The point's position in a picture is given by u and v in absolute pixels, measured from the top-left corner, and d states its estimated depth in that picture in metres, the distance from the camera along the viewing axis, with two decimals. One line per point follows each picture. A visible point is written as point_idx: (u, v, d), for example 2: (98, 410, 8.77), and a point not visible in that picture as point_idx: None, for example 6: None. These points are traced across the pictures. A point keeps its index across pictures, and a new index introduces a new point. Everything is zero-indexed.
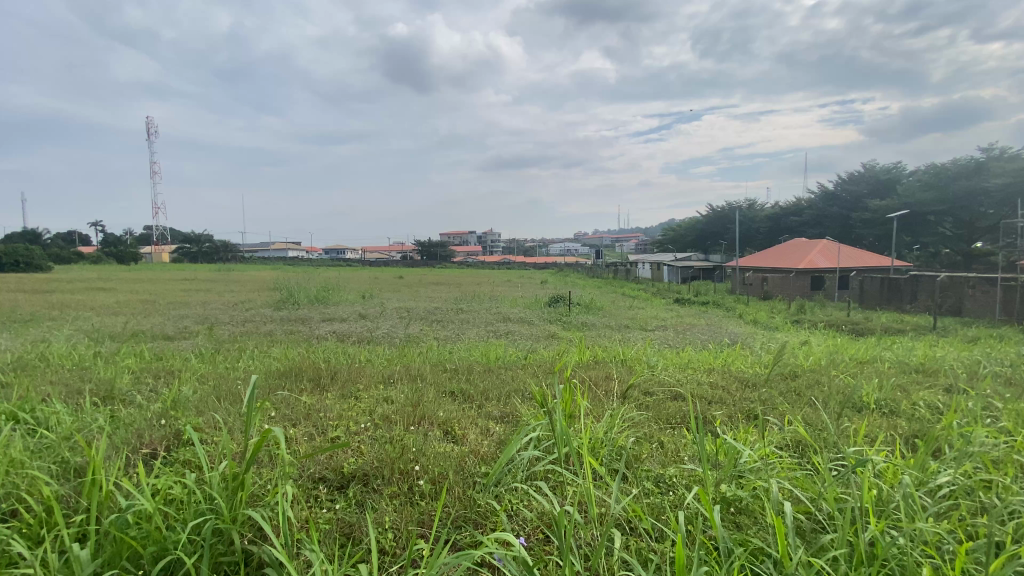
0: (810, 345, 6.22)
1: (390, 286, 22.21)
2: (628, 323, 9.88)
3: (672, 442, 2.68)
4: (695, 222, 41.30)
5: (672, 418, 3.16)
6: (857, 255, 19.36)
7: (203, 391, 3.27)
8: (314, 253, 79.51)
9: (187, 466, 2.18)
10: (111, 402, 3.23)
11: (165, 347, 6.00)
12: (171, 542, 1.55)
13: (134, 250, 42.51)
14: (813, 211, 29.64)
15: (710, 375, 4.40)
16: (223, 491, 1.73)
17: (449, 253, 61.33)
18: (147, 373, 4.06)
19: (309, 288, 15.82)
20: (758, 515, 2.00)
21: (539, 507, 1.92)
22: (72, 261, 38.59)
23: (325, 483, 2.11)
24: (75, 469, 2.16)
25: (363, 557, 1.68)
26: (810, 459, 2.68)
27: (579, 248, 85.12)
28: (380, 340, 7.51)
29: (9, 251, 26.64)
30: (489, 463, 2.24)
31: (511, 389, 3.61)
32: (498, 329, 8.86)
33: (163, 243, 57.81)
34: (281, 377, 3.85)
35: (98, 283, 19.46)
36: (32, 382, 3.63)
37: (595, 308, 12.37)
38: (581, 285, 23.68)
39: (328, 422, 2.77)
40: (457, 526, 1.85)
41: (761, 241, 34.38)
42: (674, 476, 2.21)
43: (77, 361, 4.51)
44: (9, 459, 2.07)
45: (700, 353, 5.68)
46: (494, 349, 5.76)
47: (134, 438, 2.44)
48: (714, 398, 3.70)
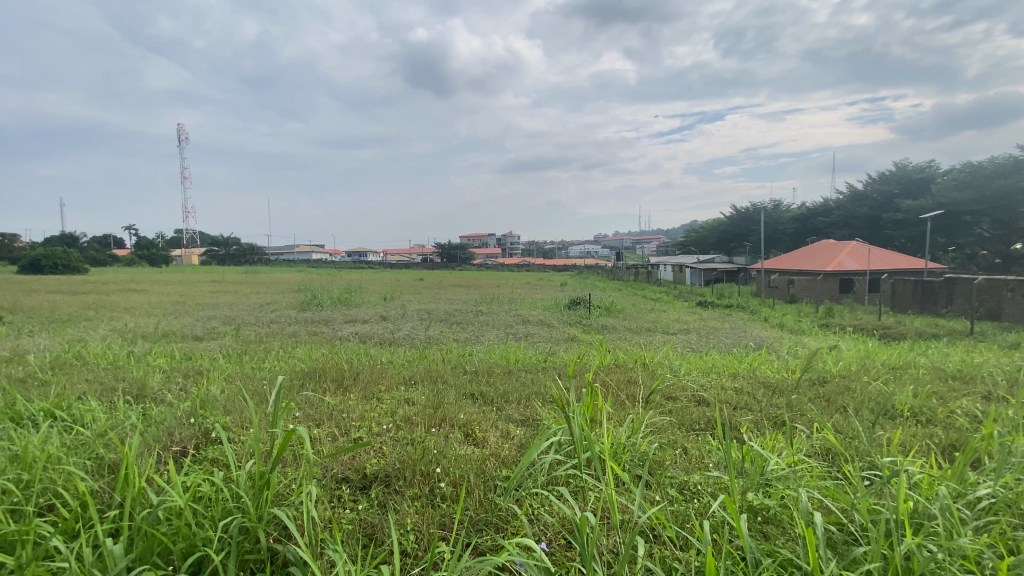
0: (839, 350, 6.04)
1: (411, 288, 22.36)
2: (650, 326, 9.82)
3: (695, 448, 2.64)
4: (717, 223, 40.63)
5: (695, 423, 3.11)
6: (888, 257, 18.76)
7: (230, 390, 3.35)
8: (336, 255, 81.18)
9: (215, 464, 2.23)
10: (143, 400, 3.33)
11: (193, 347, 6.18)
12: (200, 539, 1.59)
13: (165, 253, 44.21)
14: (842, 211, 28.82)
15: (735, 380, 4.31)
16: (250, 490, 1.75)
17: (468, 255, 61.77)
18: (177, 372, 4.18)
19: (333, 289, 16.24)
20: (787, 525, 1.95)
21: (560, 513, 1.89)
22: (107, 263, 40.12)
23: (348, 483, 2.12)
24: (109, 465, 2.23)
25: (386, 558, 1.68)
26: (840, 469, 2.60)
27: (600, 250, 84.55)
28: (402, 341, 7.62)
29: (47, 254, 27.82)
30: (511, 467, 2.23)
31: (531, 392, 3.61)
32: (518, 331, 8.90)
33: (193, 245, 59.46)
34: (306, 377, 3.91)
35: (131, 285, 20.19)
36: (69, 380, 3.77)
37: (615, 310, 12.29)
38: (601, 287, 23.60)
39: (352, 423, 2.80)
40: (478, 529, 1.84)
41: (787, 243, 33.55)
42: (700, 484, 2.17)
43: (112, 359, 4.71)
44: (47, 454, 2.16)
45: (724, 358, 5.57)
46: (514, 351, 5.73)
47: (165, 436, 2.51)
48: (739, 404, 3.62)
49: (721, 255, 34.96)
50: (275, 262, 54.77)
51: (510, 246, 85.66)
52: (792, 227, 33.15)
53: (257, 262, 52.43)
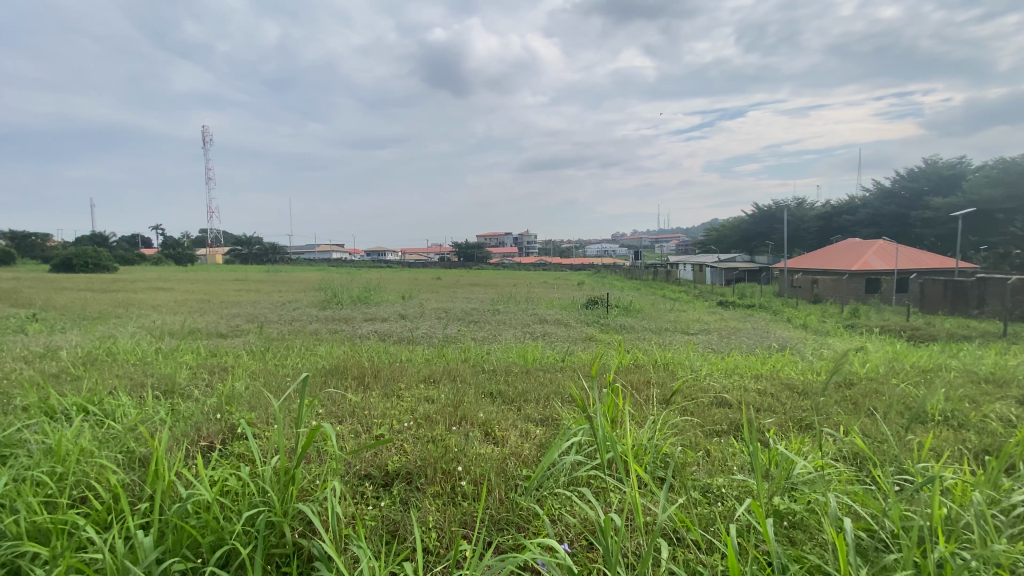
0: (867, 352, 5.86)
1: (428, 287, 22.46)
2: (670, 326, 9.71)
3: (719, 450, 2.59)
4: (738, 221, 39.96)
5: (717, 424, 3.05)
6: (917, 256, 18.21)
7: (254, 387, 3.41)
8: (355, 254, 82.23)
9: (242, 459, 2.27)
10: (171, 396, 3.41)
11: (217, 344, 6.30)
12: (227, 533, 1.62)
13: (191, 252, 45.38)
14: (868, 209, 28.09)
15: (758, 382, 4.23)
16: (275, 485, 1.78)
17: (485, 254, 61.96)
18: (204, 368, 4.28)
19: (353, 288, 16.46)
20: (814, 530, 1.90)
21: (582, 513, 1.88)
22: (135, 262, 41.37)
23: (370, 480, 2.14)
24: (139, 458, 2.29)
25: (409, 555, 1.69)
26: (870, 474, 2.53)
27: (617, 249, 83.92)
28: (421, 340, 7.68)
29: (78, 254, 28.81)
30: (532, 467, 2.22)
31: (550, 391, 3.59)
32: (536, 330, 8.88)
33: (218, 245, 60.84)
34: (328, 375, 3.97)
35: (158, 283, 20.80)
36: (100, 375, 3.88)
37: (634, 310, 12.19)
38: (619, 287, 23.28)
39: (373, 420, 2.84)
40: (500, 529, 1.84)
41: (811, 242, 32.76)
42: (724, 487, 2.13)
43: (141, 355, 4.84)
44: (80, 448, 2.23)
45: (746, 359, 5.47)
46: (531, 350, 5.70)
47: (192, 431, 2.56)
48: (763, 405, 3.55)
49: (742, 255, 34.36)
50: (295, 261, 55.75)
51: (527, 245, 85.40)
52: (816, 225, 32.37)
53: (279, 261, 53.40)
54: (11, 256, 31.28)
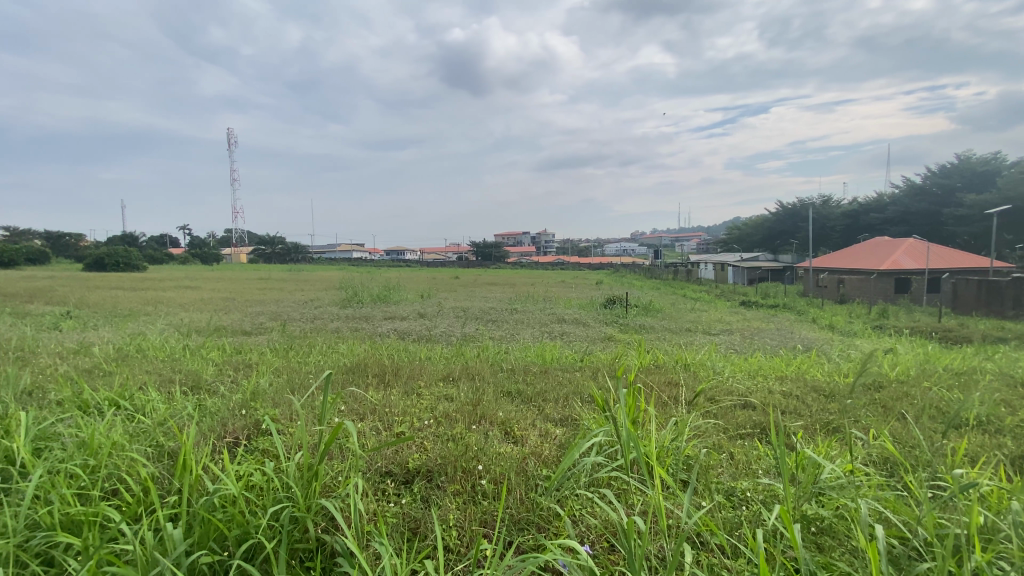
0: (897, 354, 5.68)
1: (447, 286, 22.61)
2: (690, 325, 9.58)
3: (744, 453, 2.53)
4: (761, 220, 39.20)
5: (741, 427, 2.99)
6: (949, 255, 17.59)
7: (278, 384, 3.47)
8: (374, 253, 83.27)
9: (266, 453, 2.31)
10: (198, 392, 3.50)
11: (241, 342, 6.43)
12: (253, 527, 1.64)
13: (216, 251, 46.55)
14: (897, 207, 27.26)
15: (782, 383, 4.14)
16: (298, 481, 1.80)
17: (503, 253, 62.10)
18: (229, 365, 4.38)
19: (372, 287, 16.62)
20: (844, 537, 1.84)
21: (603, 514, 1.85)
22: (164, 261, 42.63)
23: (392, 477, 2.15)
24: (167, 452, 2.34)
25: (430, 553, 1.69)
26: (901, 480, 2.44)
27: (636, 249, 83.13)
28: (439, 338, 7.73)
29: (110, 253, 29.85)
30: (552, 467, 2.20)
31: (569, 391, 3.57)
32: (554, 330, 8.85)
33: (242, 245, 62.24)
34: (349, 372, 4.02)
35: (185, 282, 21.36)
36: (131, 371, 4.01)
37: (653, 309, 12.06)
38: (639, 287, 22.12)
39: (394, 417, 2.86)
40: (520, 528, 1.83)
41: (837, 241, 31.93)
42: (748, 491, 2.08)
43: (170, 352, 4.98)
44: (112, 442, 2.30)
45: (769, 359, 5.37)
46: (550, 350, 5.67)
47: (219, 426, 2.62)
48: (788, 407, 3.47)
49: (765, 254, 33.68)
50: (316, 260, 56.75)
51: (545, 244, 85.22)
52: (843, 223, 31.51)
53: (301, 260, 54.43)
54: (49, 255, 32.60)
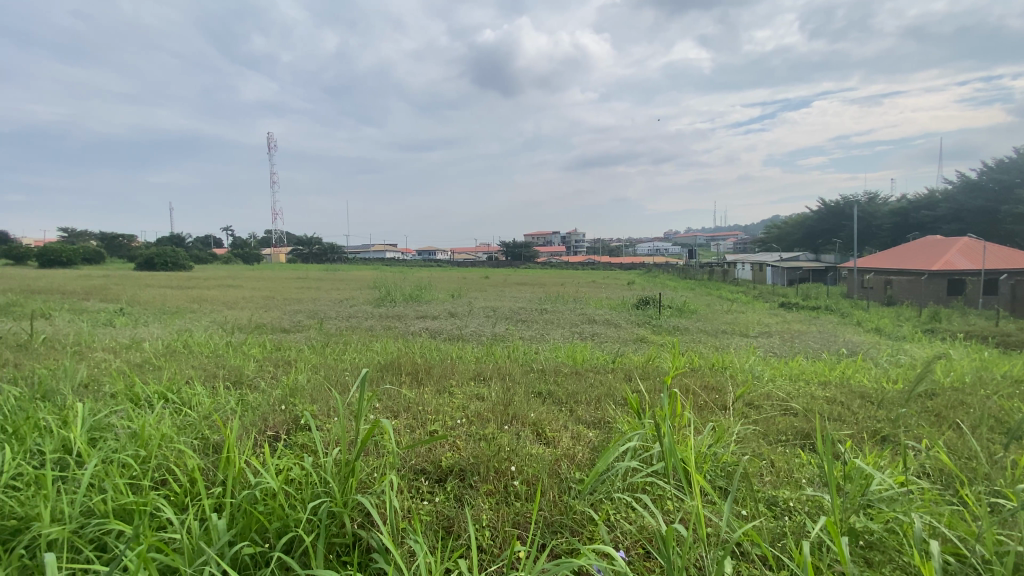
0: (950, 360, 5.35)
1: (477, 286, 22.78)
2: (727, 328, 9.30)
3: (785, 461, 2.45)
4: (802, 218, 37.76)
5: (781, 434, 2.88)
6: (1009, 255, 16.48)
7: (316, 380, 3.57)
8: (406, 253, 84.80)
9: (304, 449, 2.37)
10: (240, 386, 3.64)
11: (281, 339, 6.64)
12: (292, 520, 1.69)
13: (257, 252, 48.42)
14: (951, 204, 25.76)
15: (826, 389, 3.96)
16: (336, 476, 1.84)
17: (533, 253, 62.13)
18: (269, 361, 4.52)
19: (405, 287, 16.84)
20: (895, 552, 1.74)
21: (638, 520, 1.82)
22: (208, 261, 44.61)
23: (425, 475, 2.17)
24: (212, 445, 2.44)
25: (464, 553, 1.70)
26: (957, 493, 2.30)
27: (669, 249, 81.45)
28: (470, 338, 7.77)
29: (159, 254, 31.43)
30: (585, 470, 2.17)
31: (602, 393, 3.52)
32: (584, 330, 8.75)
33: (281, 245, 64.18)
34: (383, 370, 4.08)
35: (227, 282, 22.26)
36: (179, 365, 4.21)
37: (688, 311, 11.79)
38: (673, 288, 22.17)
39: (427, 415, 2.89)
40: (554, 531, 1.81)
41: (884, 240, 30.41)
42: (792, 501, 2.00)
43: (213, 348, 5.19)
44: (162, 433, 2.41)
45: (812, 364, 5.14)
46: (581, 350, 5.63)
47: (261, 421, 2.71)
48: (832, 414, 3.33)
49: (806, 254, 32.42)
50: (350, 259, 58.14)
51: (575, 245, 84.58)
52: (890, 222, 30.03)
53: (337, 259, 55.95)
54: (104, 255, 34.53)
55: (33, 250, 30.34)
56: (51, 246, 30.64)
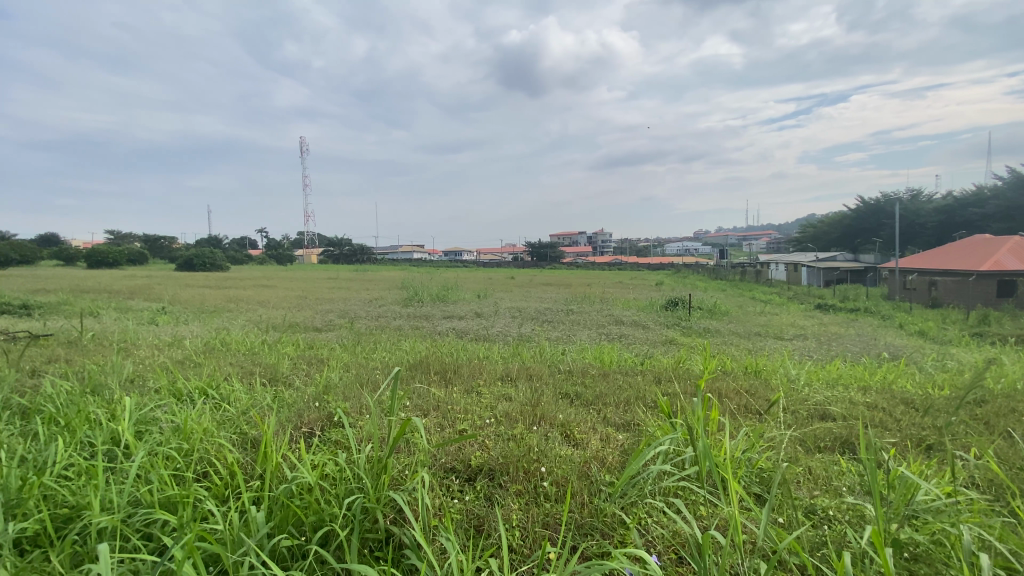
0: (1003, 365, 5.06)
1: (504, 286, 22.83)
2: (760, 330, 9.07)
3: (823, 468, 2.37)
4: (840, 217, 36.42)
5: (819, 440, 2.79)
6: None
7: (348, 378, 3.64)
8: (432, 253, 85.83)
9: (338, 445, 2.43)
10: (275, 383, 3.76)
11: (313, 338, 6.81)
12: (327, 515, 1.72)
13: (289, 253, 49.86)
14: (1001, 202, 24.44)
15: (866, 394, 3.81)
16: (369, 473, 1.89)
17: (559, 253, 61.94)
18: (302, 359, 4.64)
19: (432, 287, 16.99)
20: (942, 565, 1.66)
21: (671, 524, 1.79)
22: (244, 261, 46.19)
23: (456, 474, 2.19)
24: (250, 440, 2.53)
25: (495, 552, 1.70)
26: (1009, 506, 2.18)
27: (699, 249, 79.83)
28: (497, 338, 7.80)
29: (197, 254, 32.71)
30: (615, 473, 2.15)
31: (631, 395, 3.47)
32: (611, 331, 8.67)
33: (312, 246, 65.82)
34: (413, 369, 4.14)
35: (261, 283, 22.98)
36: (218, 362, 4.37)
37: (719, 312, 11.53)
38: (703, 288, 22.43)
39: (456, 414, 2.91)
40: (584, 533, 1.80)
41: (928, 239, 29.05)
42: (831, 509, 1.94)
43: (250, 346, 5.36)
44: (203, 428, 2.50)
45: (851, 368, 4.95)
46: (609, 352, 5.59)
47: (296, 417, 2.79)
48: (873, 421, 3.20)
49: (843, 254, 31.27)
50: (378, 259, 59.17)
51: (602, 245, 83.76)
52: (935, 220, 28.67)
53: (366, 260, 57.10)
54: (147, 257, 36.09)
55: (83, 252, 31.94)
56: (99, 247, 32.22)
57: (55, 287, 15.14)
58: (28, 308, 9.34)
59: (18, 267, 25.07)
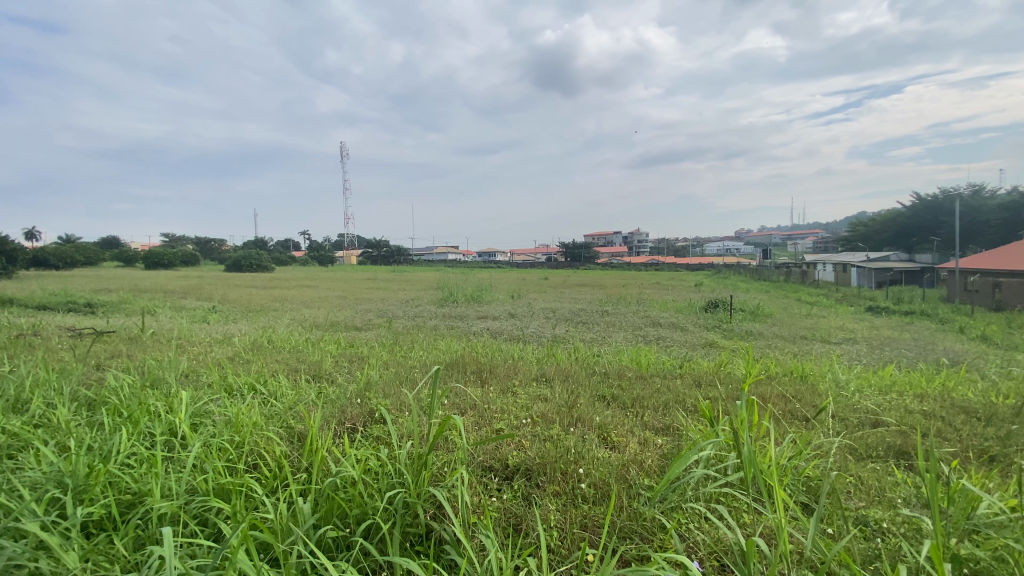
0: None
1: (539, 287, 22.79)
2: (806, 333, 8.69)
3: (876, 478, 2.26)
4: (893, 214, 34.49)
5: (871, 449, 2.67)
6: None
7: (388, 376, 3.73)
8: (467, 254, 86.80)
9: (380, 440, 2.50)
10: (319, 380, 3.90)
11: (354, 336, 7.00)
12: (370, 509, 1.78)
13: (330, 254, 51.53)
14: None
15: (924, 402, 3.60)
16: (410, 468, 1.94)
17: (593, 254, 61.43)
18: (344, 357, 4.79)
19: (467, 287, 17.13)
20: None
21: (713, 532, 1.75)
22: (287, 262, 48.06)
23: (494, 472, 2.22)
24: (297, 434, 2.63)
25: (533, 551, 1.72)
26: None
27: (740, 250, 77.34)
28: (532, 338, 7.81)
29: (245, 255, 34.29)
30: (654, 477, 2.12)
31: (669, 399, 3.41)
32: (648, 333, 8.52)
33: (352, 249, 67.90)
34: (449, 368, 4.19)
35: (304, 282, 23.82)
36: (266, 359, 4.57)
37: (761, 315, 11.14)
38: (744, 287, 22.43)
39: (493, 414, 2.94)
40: (623, 537, 1.78)
41: (993, 238, 27.10)
42: (885, 521, 1.85)
43: (294, 344, 5.56)
44: (254, 421, 2.63)
45: (906, 374, 4.68)
46: (646, 354, 5.51)
47: (340, 412, 2.89)
48: (930, 429, 3.02)
49: (896, 254, 29.61)
50: (415, 259, 60.30)
51: (638, 245, 82.42)
52: (1001, 217, 26.74)
53: (402, 261, 58.41)
54: (198, 257, 38.02)
55: (140, 254, 33.94)
56: (155, 249, 34.16)
57: (117, 287, 16.09)
58: (93, 306, 10.02)
59: (85, 265, 26.98)
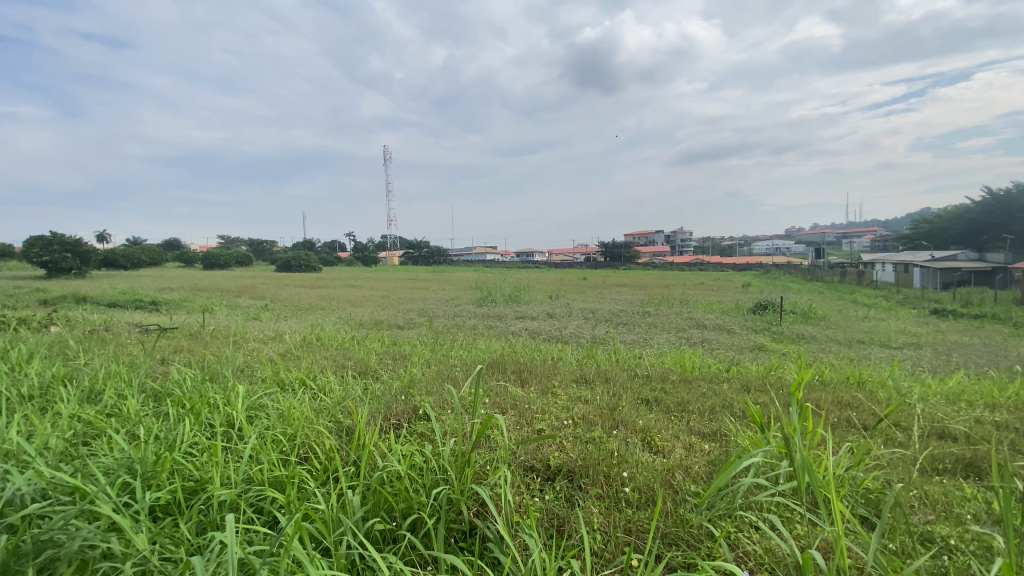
0: None
1: (579, 287, 22.60)
2: (864, 337, 8.22)
3: (943, 492, 2.12)
4: (962, 210, 32.08)
5: (937, 462, 2.50)
6: None
7: (430, 374, 3.80)
8: (506, 253, 87.25)
9: (424, 436, 2.56)
10: (365, 376, 4.03)
11: (397, 335, 7.17)
12: (416, 504, 1.83)
13: (374, 255, 53.02)
14: None
15: (997, 412, 3.33)
16: (453, 465, 1.97)
17: (634, 253, 60.40)
18: (388, 355, 4.91)
19: (507, 288, 17.20)
20: None
21: (764, 541, 1.69)
22: (333, 262, 49.76)
23: (535, 472, 2.22)
24: (346, 428, 2.73)
25: (576, 553, 1.71)
26: None
27: (790, 249, 73.96)
28: (573, 339, 7.76)
29: (294, 255, 35.79)
30: (701, 484, 2.06)
31: (716, 403, 3.31)
32: (692, 335, 8.30)
33: (394, 249, 69.62)
34: (490, 368, 4.22)
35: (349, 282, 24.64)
36: (314, 355, 4.75)
37: (813, 317, 10.64)
38: (795, 287, 22.05)
39: (534, 414, 2.94)
40: (669, 543, 1.75)
41: None
42: (953, 538, 1.73)
43: (341, 342, 5.75)
44: (305, 416, 2.74)
45: (976, 382, 4.34)
46: (690, 356, 5.37)
47: (385, 408, 2.97)
48: (1007, 442, 2.79)
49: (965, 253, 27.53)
50: (455, 259, 61.12)
51: (681, 244, 80.47)
52: None
53: (443, 260, 59.40)
54: (251, 257, 39.97)
55: (199, 255, 36.08)
56: (213, 250, 36.19)
57: (179, 287, 16.71)
58: (158, 304, 10.72)
59: (150, 265, 28.87)
